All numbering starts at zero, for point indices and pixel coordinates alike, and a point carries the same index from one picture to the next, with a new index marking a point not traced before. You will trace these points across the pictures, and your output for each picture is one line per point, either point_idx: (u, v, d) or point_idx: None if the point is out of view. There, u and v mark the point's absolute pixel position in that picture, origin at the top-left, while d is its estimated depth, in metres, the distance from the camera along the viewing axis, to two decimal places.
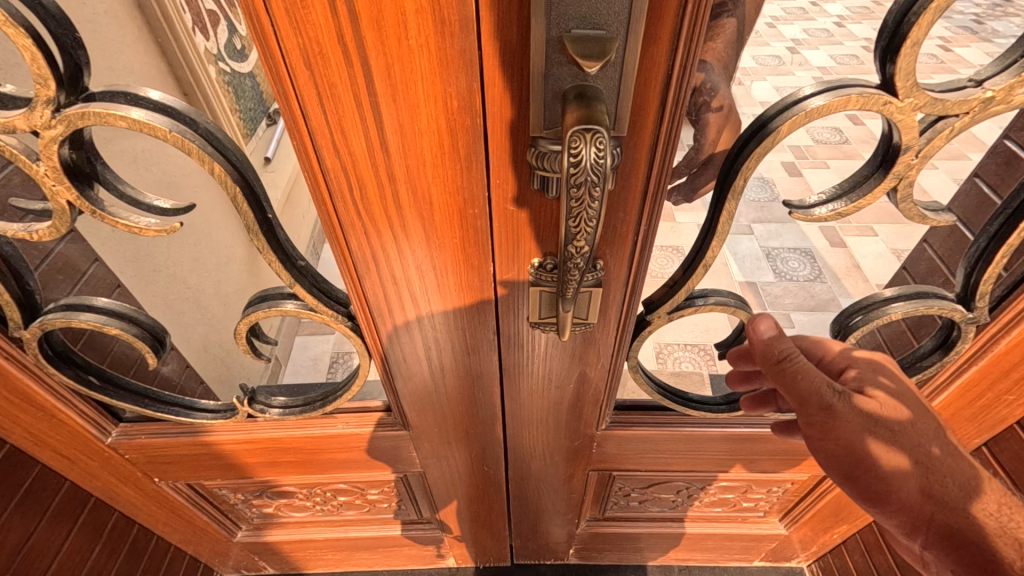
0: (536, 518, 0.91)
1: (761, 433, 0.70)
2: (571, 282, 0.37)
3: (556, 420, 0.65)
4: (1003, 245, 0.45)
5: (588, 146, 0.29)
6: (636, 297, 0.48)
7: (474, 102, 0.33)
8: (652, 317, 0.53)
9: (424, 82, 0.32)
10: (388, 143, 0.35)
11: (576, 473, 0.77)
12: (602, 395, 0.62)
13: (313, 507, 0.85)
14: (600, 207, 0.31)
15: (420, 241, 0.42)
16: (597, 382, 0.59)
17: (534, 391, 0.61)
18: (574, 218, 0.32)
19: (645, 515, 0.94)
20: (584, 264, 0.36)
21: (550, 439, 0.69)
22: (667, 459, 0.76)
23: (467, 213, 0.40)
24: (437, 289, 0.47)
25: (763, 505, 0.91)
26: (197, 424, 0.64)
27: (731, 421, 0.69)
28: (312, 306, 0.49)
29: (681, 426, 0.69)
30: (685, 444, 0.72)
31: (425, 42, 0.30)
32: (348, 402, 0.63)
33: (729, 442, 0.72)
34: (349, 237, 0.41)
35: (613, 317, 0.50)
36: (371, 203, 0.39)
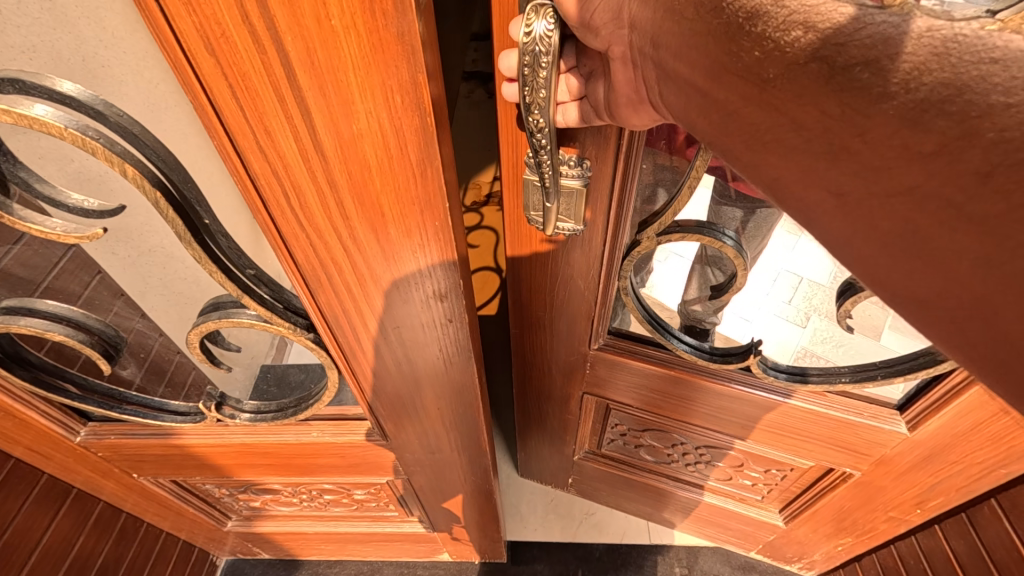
0: (540, 433, 1.04)
1: (751, 396, 0.71)
2: (546, 169, 0.46)
3: (553, 322, 0.72)
4: None
5: (539, 20, 0.35)
6: (621, 199, 0.52)
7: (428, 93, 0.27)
8: (641, 237, 0.58)
9: (357, 74, 0.26)
10: (323, 147, 0.29)
11: (575, 394, 0.87)
12: (594, 307, 0.68)
13: (300, 503, 0.82)
14: (547, 93, 0.38)
15: (377, 254, 0.36)
16: (588, 291, 0.65)
17: (535, 287, 0.67)
18: (529, 89, 0.38)
19: (643, 464, 1.01)
20: (548, 140, 0.42)
21: (549, 344, 0.77)
22: (661, 405, 0.82)
23: (426, 225, 0.34)
24: (400, 304, 0.41)
25: (761, 489, 0.91)
26: (167, 426, 0.60)
27: (720, 375, 0.71)
28: (266, 318, 0.44)
29: (670, 362, 0.73)
30: (677, 391, 0.77)
31: (352, 23, 0.24)
32: (324, 408, 0.59)
33: (723, 402, 0.75)
34: (292, 247, 0.36)
35: (609, 220, 0.54)
36: (312, 212, 0.33)
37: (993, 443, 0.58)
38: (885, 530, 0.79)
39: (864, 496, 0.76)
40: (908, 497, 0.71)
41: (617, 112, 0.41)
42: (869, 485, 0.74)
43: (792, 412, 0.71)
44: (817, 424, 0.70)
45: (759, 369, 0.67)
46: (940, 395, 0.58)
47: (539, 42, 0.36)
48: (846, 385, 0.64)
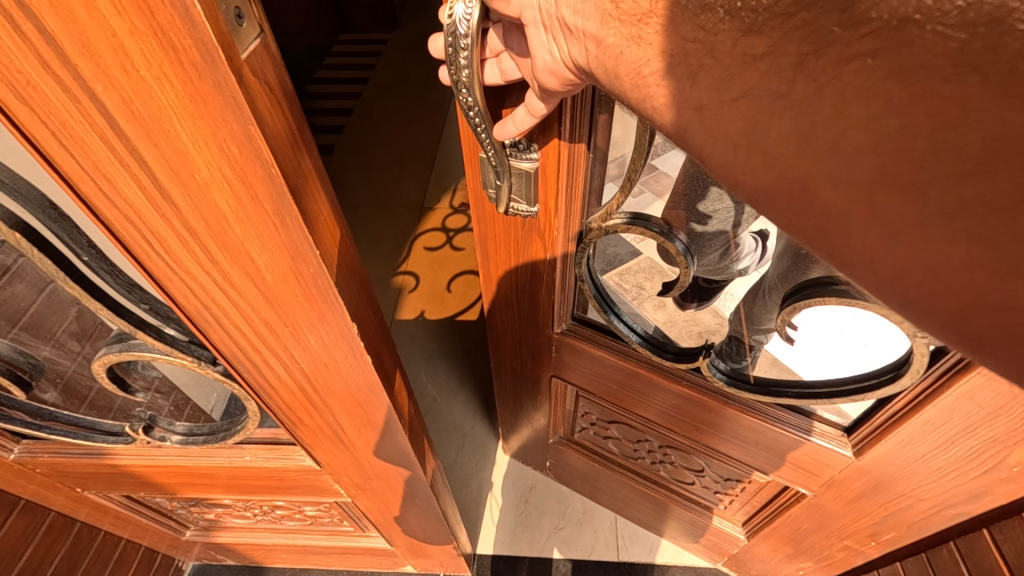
0: (517, 416, 1.09)
1: (707, 398, 0.73)
2: (490, 155, 0.48)
3: (518, 303, 0.76)
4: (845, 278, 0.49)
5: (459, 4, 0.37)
6: (573, 185, 0.54)
7: (268, 139, 0.25)
8: (591, 224, 0.59)
9: (184, 123, 0.24)
10: (170, 193, 0.27)
11: (544, 376, 0.90)
12: (558, 292, 0.70)
13: (254, 516, 0.81)
14: (470, 72, 0.40)
15: (258, 297, 0.34)
16: (549, 277, 0.67)
17: (501, 264, 0.70)
18: (453, 69, 0.41)
19: (609, 458, 1.04)
20: (482, 124, 0.43)
21: (516, 324, 0.81)
22: (625, 399, 0.84)
23: (302, 271, 0.32)
24: (297, 344, 0.39)
25: (722, 500, 0.93)
26: (100, 446, 0.59)
27: (681, 373, 0.73)
28: (167, 353, 0.42)
29: (631, 357, 0.75)
30: (639, 388, 0.79)
31: (163, 73, 0.22)
32: (257, 432, 0.57)
33: (683, 404, 0.77)
34: (168, 289, 0.34)
35: (561, 207, 0.56)
36: (178, 256, 0.31)
37: (940, 478, 0.58)
38: (842, 558, 0.81)
39: (821, 518, 0.77)
40: (861, 527, 0.72)
41: (547, 97, 0.41)
42: (823, 510, 0.76)
43: (741, 420, 0.72)
44: (767, 435, 0.72)
45: (709, 370, 0.69)
46: (884, 422, 0.59)
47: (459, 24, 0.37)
48: (793, 400, 0.65)
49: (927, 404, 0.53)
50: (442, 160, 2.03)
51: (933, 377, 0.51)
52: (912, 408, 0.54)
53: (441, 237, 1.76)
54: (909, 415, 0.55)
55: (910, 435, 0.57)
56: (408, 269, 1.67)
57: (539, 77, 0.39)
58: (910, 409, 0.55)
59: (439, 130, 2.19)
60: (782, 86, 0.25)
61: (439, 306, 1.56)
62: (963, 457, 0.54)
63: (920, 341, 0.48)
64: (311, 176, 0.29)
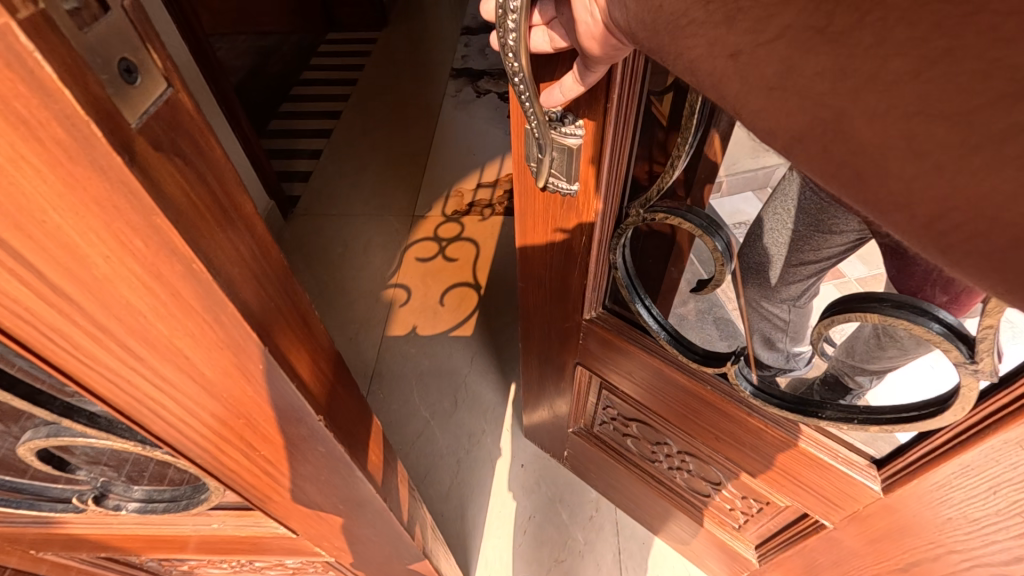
0: (541, 399, 1.09)
1: (726, 404, 0.70)
2: (534, 125, 0.47)
3: (552, 284, 0.77)
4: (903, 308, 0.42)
5: None
6: (615, 166, 0.53)
7: (181, 216, 0.19)
8: (630, 211, 0.58)
9: (61, 214, 0.17)
10: (60, 293, 0.21)
11: (567, 364, 0.91)
12: (590, 276, 0.69)
13: (231, 567, 0.75)
14: (517, 36, 0.39)
15: (196, 389, 0.28)
16: (583, 262, 0.67)
17: (539, 241, 0.70)
18: (501, 35, 0.39)
19: (627, 456, 1.02)
20: (526, 91, 0.43)
21: (549, 304, 0.82)
22: (645, 393, 0.83)
23: (249, 363, 0.26)
24: (249, 428, 0.33)
25: (736, 517, 0.88)
26: (47, 516, 0.53)
27: (707, 377, 0.69)
28: (101, 436, 0.36)
29: (658, 352, 0.73)
30: (660, 382, 0.78)
31: (16, 159, 0.15)
32: (223, 500, 0.51)
33: (704, 408, 0.74)
34: (82, 387, 0.27)
35: (599, 188, 0.55)
36: (85, 356, 0.25)
37: (974, 527, 0.53)
38: None
39: (840, 555, 0.72)
40: (884, 570, 0.67)
41: (590, 67, 0.40)
42: (843, 547, 0.70)
43: (769, 437, 0.68)
44: (788, 452, 0.67)
45: (735, 378, 0.65)
46: (922, 459, 0.53)
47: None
48: (828, 424, 0.58)
49: (972, 446, 0.47)
50: (436, 165, 1.98)
51: (977, 418, 0.45)
52: (955, 446, 0.48)
53: (433, 247, 1.69)
54: (951, 454, 0.49)
55: (949, 475, 0.51)
56: (399, 281, 1.60)
57: (582, 44, 0.38)
58: (952, 447, 0.49)
59: (429, 134, 2.13)
60: (820, 18, 0.20)
61: (430, 322, 1.49)
62: (1008, 509, 0.49)
63: (968, 373, 0.41)
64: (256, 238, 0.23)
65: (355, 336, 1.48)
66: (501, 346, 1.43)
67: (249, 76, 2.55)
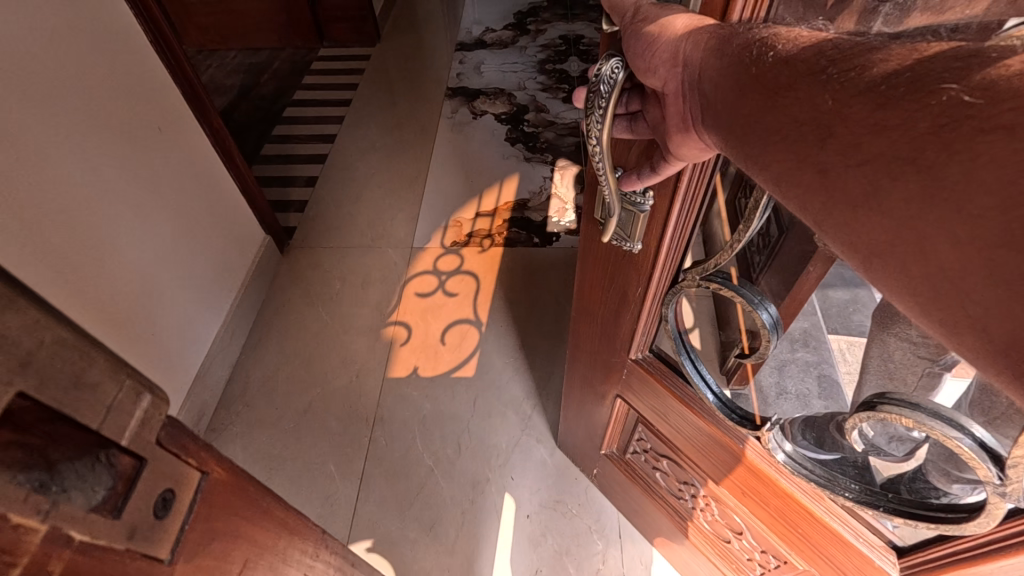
0: (578, 419, 1.14)
1: (756, 462, 0.70)
2: (607, 190, 0.54)
3: (603, 318, 0.83)
4: (932, 410, 0.44)
5: (606, 65, 0.44)
6: (675, 231, 0.59)
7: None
8: (684, 275, 0.64)
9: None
10: None
11: (607, 395, 0.98)
12: (642, 319, 0.75)
13: None
14: (603, 115, 0.46)
15: None
16: (633, 308, 0.74)
17: (603, 288, 0.78)
18: (590, 117, 0.47)
19: (653, 488, 1.04)
20: (602, 162, 0.49)
21: (598, 337, 0.88)
22: (677, 433, 0.85)
23: None
24: None
25: (756, 569, 0.88)
26: None
27: (740, 434, 0.71)
28: None
29: (699, 404, 0.76)
30: (691, 425, 0.80)
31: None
32: None
33: (732, 460, 0.75)
34: None
35: (662, 250, 0.62)
36: None
37: None
38: None
39: None
40: None
41: (672, 156, 0.46)
42: None
43: (788, 498, 0.68)
44: (813, 522, 0.66)
45: (770, 443, 0.66)
46: (944, 558, 0.52)
47: (604, 78, 0.44)
48: (847, 500, 0.59)
49: (996, 560, 0.46)
50: (441, 191, 1.98)
51: (1001, 533, 0.44)
52: (978, 553, 0.48)
53: (432, 281, 1.67)
54: (972, 561, 0.49)
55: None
56: (399, 318, 1.58)
57: (672, 139, 0.44)
58: (975, 551, 0.48)
59: (429, 158, 2.11)
60: (909, 152, 0.24)
61: (432, 361, 1.48)
62: None
63: (996, 493, 0.41)
64: (203, 535, 0.29)
65: (355, 378, 1.46)
66: (522, 371, 1.45)
67: (241, 96, 2.51)
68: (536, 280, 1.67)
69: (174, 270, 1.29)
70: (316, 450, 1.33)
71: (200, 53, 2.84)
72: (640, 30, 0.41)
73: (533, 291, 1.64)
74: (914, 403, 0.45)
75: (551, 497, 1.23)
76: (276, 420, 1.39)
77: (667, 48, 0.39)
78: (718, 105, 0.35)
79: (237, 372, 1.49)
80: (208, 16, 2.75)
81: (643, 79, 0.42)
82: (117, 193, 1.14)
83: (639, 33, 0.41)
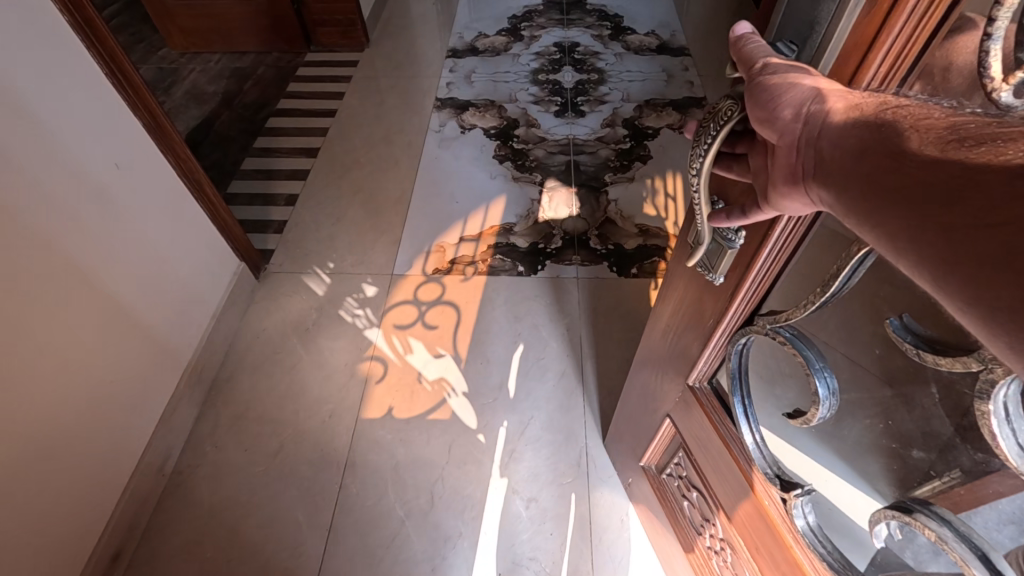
0: (632, 421, 1.13)
1: (776, 524, 0.65)
2: (698, 220, 0.49)
3: (672, 339, 0.83)
4: (965, 540, 0.41)
5: (726, 101, 0.42)
6: (757, 278, 0.56)
7: None
8: (757, 321, 0.60)
9: None
10: None
11: (659, 413, 0.95)
12: (706, 353, 0.72)
13: None
14: (709, 147, 0.43)
15: None
16: (699, 342, 0.73)
17: (684, 316, 0.77)
18: (695, 148, 0.44)
19: (678, 514, 1.02)
20: (700, 194, 0.46)
21: (665, 355, 0.88)
22: (710, 468, 0.81)
23: None
24: None
25: None
26: None
27: (768, 492, 0.66)
28: None
29: (738, 451, 0.71)
30: (725, 464, 0.76)
31: None
32: None
33: (755, 513, 0.70)
34: None
35: (740, 289, 0.59)
36: None
37: None
38: None
39: None
40: None
41: (772, 209, 0.41)
42: None
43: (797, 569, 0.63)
44: None
45: (795, 506, 0.61)
46: None
47: (722, 112, 0.42)
48: None
49: None
50: (436, 207, 1.93)
51: None
52: None
53: (411, 313, 1.62)
54: None
55: None
56: (375, 354, 1.53)
57: (775, 189, 0.39)
58: None
59: (432, 168, 2.07)
60: None
61: (406, 404, 1.42)
62: None
63: None
64: None
65: (328, 420, 1.41)
66: (520, 400, 1.43)
67: (223, 104, 2.43)
68: (532, 305, 1.63)
69: (136, 312, 1.23)
70: (283, 497, 1.29)
71: (182, 56, 2.75)
72: (760, 78, 0.39)
73: (516, 324, 1.59)
74: (950, 528, 0.42)
75: (523, 555, 1.19)
76: (245, 464, 1.34)
77: (793, 97, 0.36)
78: (838, 162, 0.32)
79: (205, 413, 1.43)
80: (189, 19, 2.65)
81: (757, 127, 0.39)
82: (72, 236, 1.07)
83: (761, 80, 0.39)
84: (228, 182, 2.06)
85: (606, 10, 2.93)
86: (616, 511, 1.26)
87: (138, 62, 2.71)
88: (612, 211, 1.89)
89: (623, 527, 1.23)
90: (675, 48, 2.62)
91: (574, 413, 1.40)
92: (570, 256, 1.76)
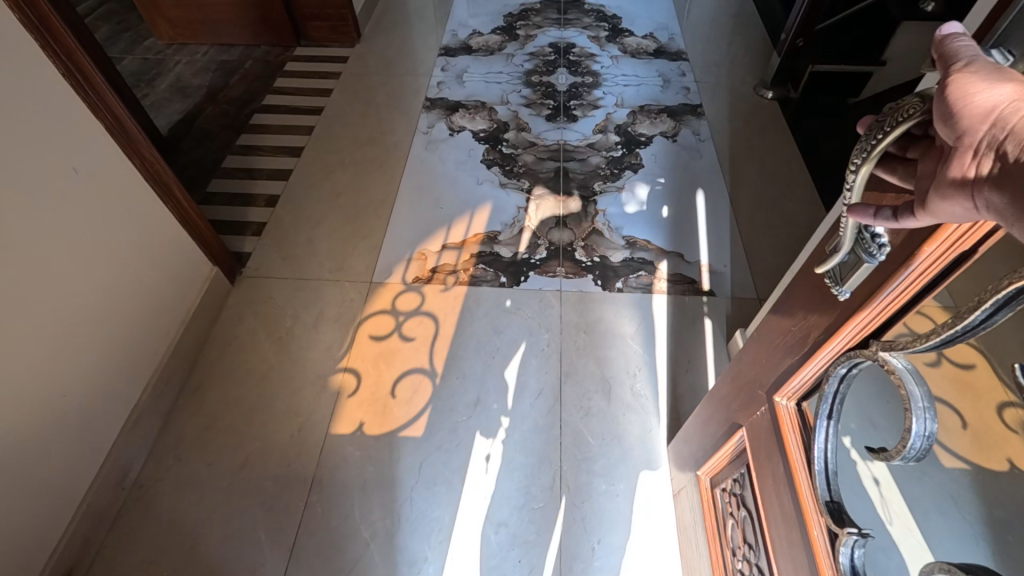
0: (696, 431, 1.09)
1: (819, 558, 0.64)
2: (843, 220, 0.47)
3: (762, 353, 0.77)
4: None
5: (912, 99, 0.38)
6: (888, 299, 0.49)
7: None
8: (873, 342, 0.53)
9: None
10: None
11: (729, 429, 0.92)
12: (804, 372, 0.66)
13: None
14: (877, 143, 0.40)
15: None
16: (797, 358, 0.67)
17: (787, 325, 0.68)
18: (862, 143, 0.42)
19: (721, 532, 1.00)
20: (853, 189, 0.44)
21: (750, 369, 0.82)
22: (767, 489, 0.79)
23: None
24: None
25: None
26: None
27: (818, 521, 0.64)
28: None
29: (803, 472, 0.68)
30: (785, 489, 0.73)
31: None
32: None
33: (801, 544, 0.68)
34: None
35: (866, 307, 0.52)
36: None
37: None
38: None
39: None
40: None
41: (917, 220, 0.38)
42: None
43: None
44: None
45: (846, 542, 0.59)
46: None
47: (902, 110, 0.39)
48: None
49: None
50: (425, 210, 1.89)
51: None
52: None
53: (388, 322, 1.57)
54: None
55: None
56: (349, 364, 1.49)
57: (934, 197, 0.36)
58: None
59: (433, 168, 2.03)
60: None
61: (380, 419, 1.39)
62: None
63: None
64: None
65: (296, 434, 1.37)
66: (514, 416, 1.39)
67: (208, 99, 2.37)
68: (518, 316, 1.59)
69: (97, 322, 1.19)
70: (247, 516, 1.25)
71: (168, 46, 2.68)
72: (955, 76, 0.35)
73: (496, 338, 1.54)
74: None
75: None
76: (209, 479, 1.30)
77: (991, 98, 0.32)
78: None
79: (171, 422, 1.40)
80: (175, 8, 2.58)
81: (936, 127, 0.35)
82: (25, 247, 1.02)
83: (952, 78, 0.35)
84: (208, 181, 2.00)
85: (603, 11, 2.86)
86: (586, 538, 1.22)
87: (122, 52, 2.65)
88: (601, 221, 1.85)
89: (594, 556, 1.20)
90: (673, 52, 2.56)
91: (549, 434, 1.37)
92: (555, 266, 1.72)
